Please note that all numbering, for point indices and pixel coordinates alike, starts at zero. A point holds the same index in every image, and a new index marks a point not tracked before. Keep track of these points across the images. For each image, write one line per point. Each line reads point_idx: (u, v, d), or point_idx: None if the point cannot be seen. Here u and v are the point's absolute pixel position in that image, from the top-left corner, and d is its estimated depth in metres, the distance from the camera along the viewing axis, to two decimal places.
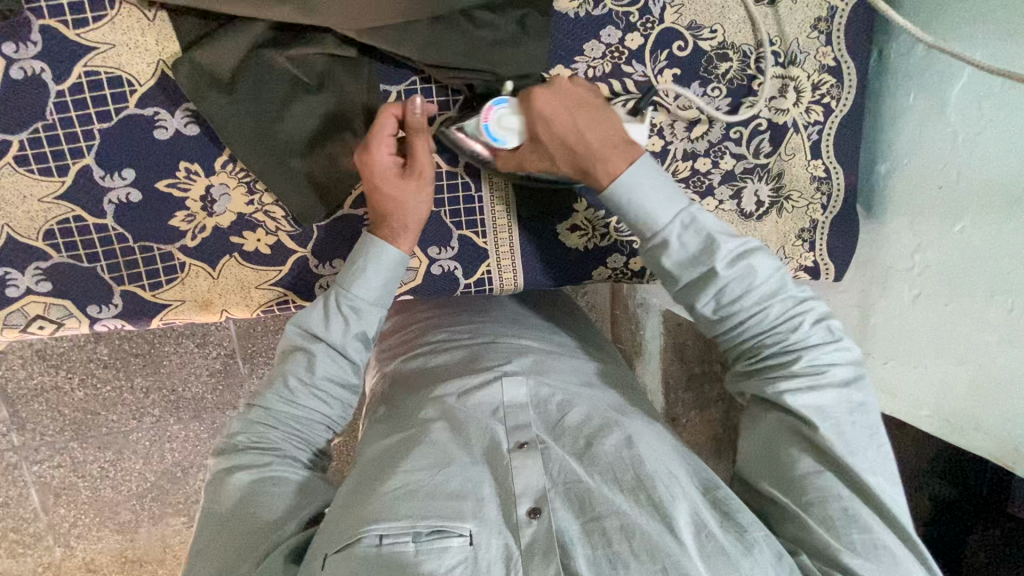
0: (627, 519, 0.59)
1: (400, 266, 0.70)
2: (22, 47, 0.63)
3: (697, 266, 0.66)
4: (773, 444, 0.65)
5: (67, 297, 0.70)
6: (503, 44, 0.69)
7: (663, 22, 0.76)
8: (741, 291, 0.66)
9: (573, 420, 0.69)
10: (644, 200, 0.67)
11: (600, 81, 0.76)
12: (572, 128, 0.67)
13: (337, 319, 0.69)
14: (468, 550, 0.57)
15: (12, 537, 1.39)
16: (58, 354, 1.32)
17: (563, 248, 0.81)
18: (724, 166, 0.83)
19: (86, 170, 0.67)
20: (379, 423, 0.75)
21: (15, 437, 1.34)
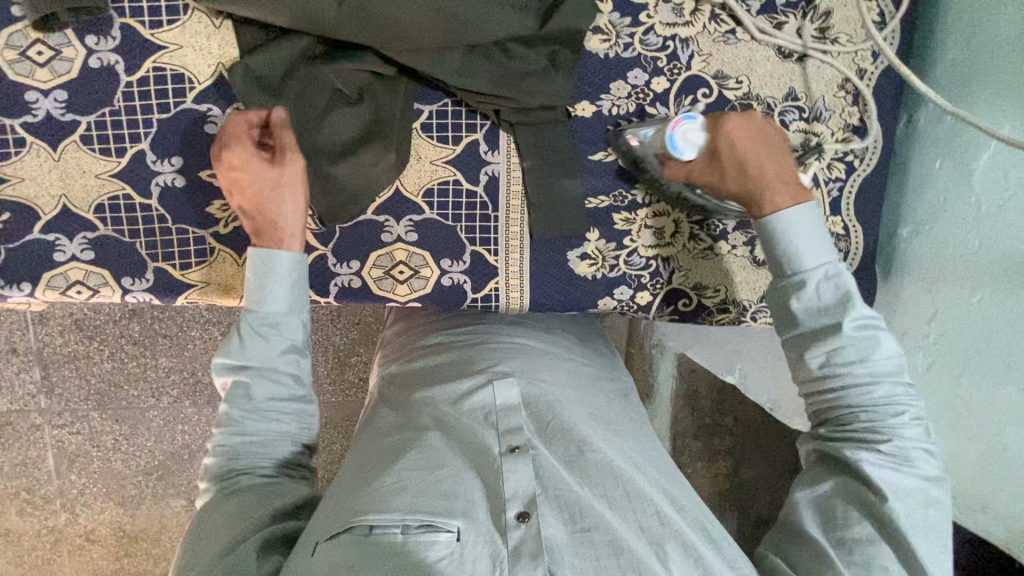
0: (613, 535, 0.60)
1: (302, 266, 0.70)
2: (103, 40, 0.70)
3: (825, 316, 0.66)
4: (831, 499, 0.64)
5: (105, 267, 0.75)
6: (528, 75, 0.74)
7: (689, 69, 0.79)
8: (854, 359, 0.65)
9: (564, 425, 0.70)
10: (801, 244, 0.68)
11: (623, 118, 0.79)
12: (755, 151, 0.71)
13: (258, 340, 0.68)
14: (455, 545, 0.58)
15: (23, 496, 1.46)
16: (95, 326, 1.39)
17: (571, 274, 0.83)
18: (740, 213, 0.84)
19: (141, 154, 0.73)
20: (378, 419, 0.77)
21: (42, 399, 1.41)
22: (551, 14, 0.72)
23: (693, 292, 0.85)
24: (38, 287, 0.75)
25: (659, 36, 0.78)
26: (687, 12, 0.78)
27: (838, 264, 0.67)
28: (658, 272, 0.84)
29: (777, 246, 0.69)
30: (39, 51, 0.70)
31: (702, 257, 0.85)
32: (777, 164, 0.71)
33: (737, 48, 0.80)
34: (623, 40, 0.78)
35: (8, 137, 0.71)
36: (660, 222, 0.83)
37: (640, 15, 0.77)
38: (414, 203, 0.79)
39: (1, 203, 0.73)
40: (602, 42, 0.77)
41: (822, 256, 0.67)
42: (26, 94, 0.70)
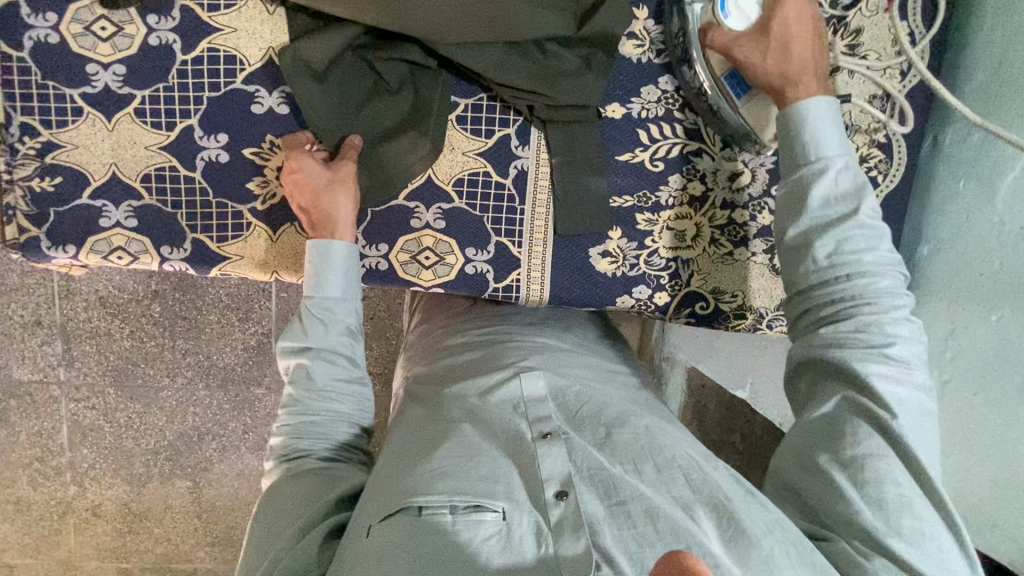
0: (650, 502, 0.60)
1: (355, 255, 0.76)
2: (163, 20, 0.74)
3: (839, 204, 0.68)
4: (835, 419, 0.65)
5: (146, 235, 0.79)
6: (563, 74, 0.76)
7: None
8: (856, 250, 0.66)
9: (589, 413, 0.72)
10: (823, 132, 0.69)
11: (652, 122, 0.82)
12: (801, 32, 0.70)
13: (317, 325, 0.74)
14: (502, 523, 0.59)
15: (36, 466, 1.49)
16: (118, 305, 1.43)
17: (592, 270, 0.85)
18: (761, 221, 0.85)
19: (189, 129, 0.77)
20: (410, 414, 0.79)
21: (63, 372, 1.45)
22: (589, 16, 0.75)
23: (710, 296, 0.87)
24: (81, 250, 0.78)
25: None
26: None
27: (847, 158, 0.69)
28: (677, 274, 0.86)
29: (795, 135, 0.70)
30: (103, 27, 0.74)
31: (722, 262, 0.86)
32: (817, 53, 0.71)
33: None
34: (656, 46, 0.80)
35: (67, 106, 0.75)
36: (681, 225, 0.84)
37: (674, 22, 0.80)
38: (444, 192, 0.81)
39: (55, 168, 0.76)
40: (636, 47, 0.80)
41: (837, 149, 0.69)
42: (87, 66, 0.74)
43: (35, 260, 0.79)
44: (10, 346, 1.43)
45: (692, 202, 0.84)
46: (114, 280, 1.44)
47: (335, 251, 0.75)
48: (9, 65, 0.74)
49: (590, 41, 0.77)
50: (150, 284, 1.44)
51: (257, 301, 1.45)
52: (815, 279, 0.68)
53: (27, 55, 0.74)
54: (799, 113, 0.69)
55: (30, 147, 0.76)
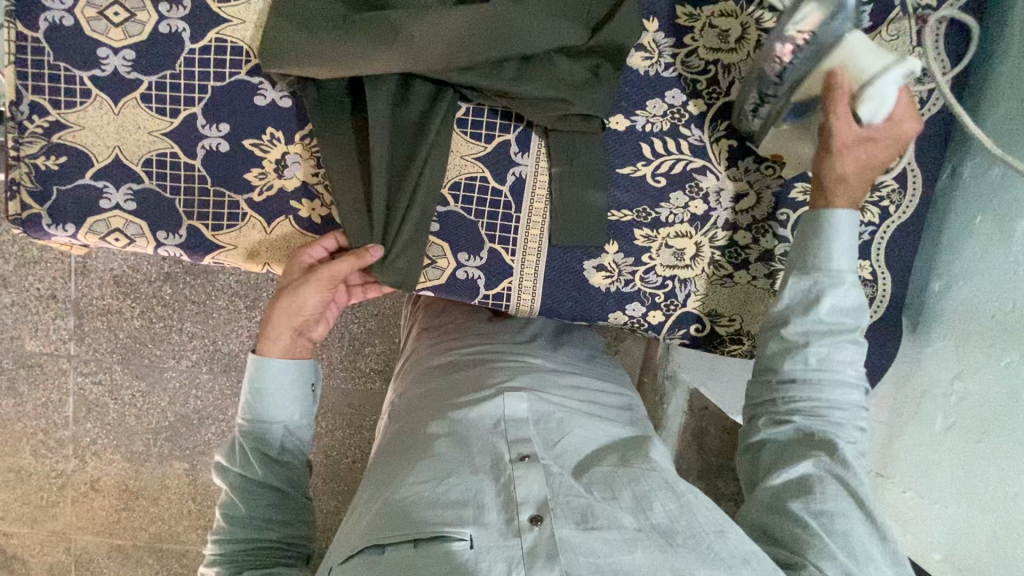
0: (628, 533, 0.58)
1: (301, 368, 0.80)
2: (174, 9, 0.75)
3: (844, 316, 0.69)
4: (801, 473, 0.66)
5: (144, 219, 0.79)
6: (570, 83, 0.76)
7: (728, 95, 0.79)
8: (844, 361, 0.69)
9: (569, 445, 0.71)
10: (844, 244, 0.69)
11: (656, 136, 0.80)
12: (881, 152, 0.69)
13: (256, 432, 0.77)
14: (471, 552, 0.56)
15: (40, 437, 1.53)
16: (131, 284, 1.46)
17: (586, 284, 0.83)
18: (764, 245, 0.83)
19: (193, 117, 0.77)
20: (394, 435, 0.79)
21: (72, 347, 1.48)
22: (600, 26, 0.74)
23: (707, 319, 0.84)
24: (80, 230, 0.79)
25: (702, 59, 0.78)
26: (733, 39, 0.78)
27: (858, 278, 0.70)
28: (674, 293, 0.83)
29: (815, 238, 0.70)
30: (116, 12, 0.75)
31: (721, 284, 0.83)
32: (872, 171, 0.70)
33: None
34: (665, 60, 0.78)
35: (77, 88, 0.77)
36: (681, 243, 0.82)
37: (685, 36, 0.78)
38: (440, 194, 0.80)
39: (62, 147, 0.78)
40: (644, 59, 0.78)
41: (849, 266, 0.69)
42: (99, 50, 0.76)
43: (33, 235, 0.80)
44: (25, 318, 1.47)
45: (693, 221, 0.82)
46: (129, 260, 1.47)
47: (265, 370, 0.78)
48: (24, 45, 0.76)
49: (599, 51, 0.76)
50: (163, 267, 1.47)
51: (264, 290, 1.46)
52: (803, 378, 0.69)
53: (42, 36, 0.75)
54: (830, 219, 0.69)
55: (39, 125, 0.77)
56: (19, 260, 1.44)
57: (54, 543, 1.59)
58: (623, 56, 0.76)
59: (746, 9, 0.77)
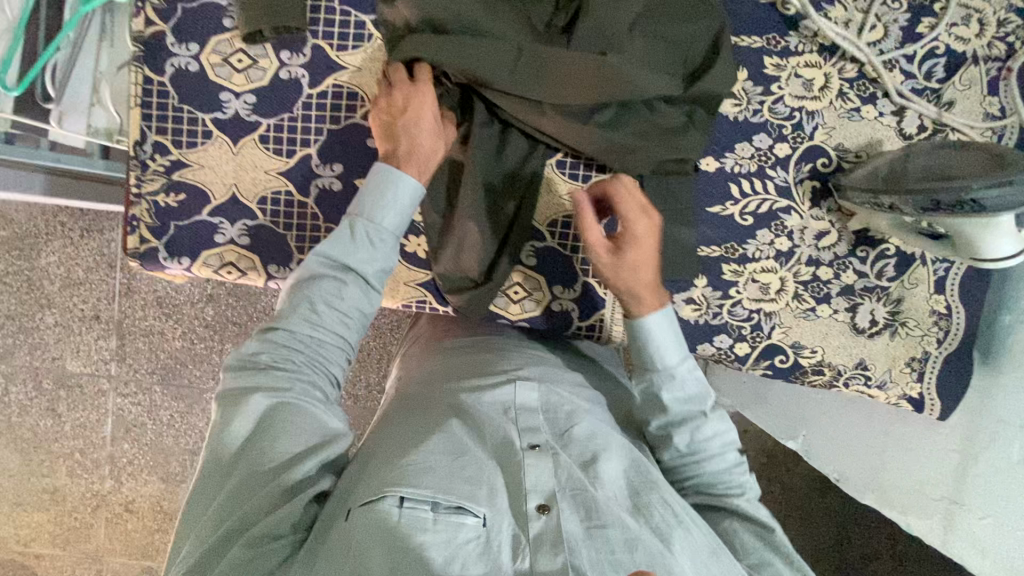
0: (630, 533, 0.61)
1: (417, 197, 0.74)
2: (295, 56, 0.79)
3: (688, 404, 0.74)
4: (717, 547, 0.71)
5: (256, 253, 0.83)
6: (671, 131, 0.80)
7: (812, 139, 0.84)
8: (704, 436, 0.74)
9: (578, 434, 0.72)
10: (660, 336, 0.74)
11: (744, 177, 0.84)
12: (646, 250, 0.74)
13: (360, 246, 0.71)
14: (482, 529, 0.60)
15: (75, 458, 1.55)
16: (173, 305, 1.49)
17: (675, 316, 0.87)
18: (844, 280, 0.87)
19: (308, 157, 0.81)
20: (404, 408, 0.79)
21: (113, 367, 1.51)
22: (700, 77, 0.79)
23: (790, 350, 0.88)
24: (195, 263, 0.83)
25: (787, 106, 0.83)
26: (817, 87, 0.82)
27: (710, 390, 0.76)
28: (759, 325, 0.87)
29: (642, 344, 0.75)
30: (240, 59, 0.79)
31: (803, 316, 0.87)
32: (642, 271, 0.74)
33: (859, 125, 0.83)
34: (753, 106, 0.83)
35: (199, 129, 0.81)
36: (766, 278, 0.86)
37: (772, 85, 0.82)
38: (538, 231, 0.85)
39: (181, 185, 0.82)
40: (734, 106, 0.83)
41: (677, 361, 0.74)
42: (222, 94, 0.80)
43: (149, 268, 0.84)
44: (67, 338, 1.50)
45: (777, 257, 0.86)
46: (171, 282, 1.50)
47: (405, 186, 0.72)
48: (150, 88, 0.79)
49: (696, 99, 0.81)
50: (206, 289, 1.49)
51: None
52: (676, 460, 0.75)
53: (167, 80, 0.79)
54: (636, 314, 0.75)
55: (160, 164, 0.81)
56: (65, 281, 1.47)
57: (86, 564, 1.60)
58: (717, 104, 0.81)
59: (829, 60, 0.82)
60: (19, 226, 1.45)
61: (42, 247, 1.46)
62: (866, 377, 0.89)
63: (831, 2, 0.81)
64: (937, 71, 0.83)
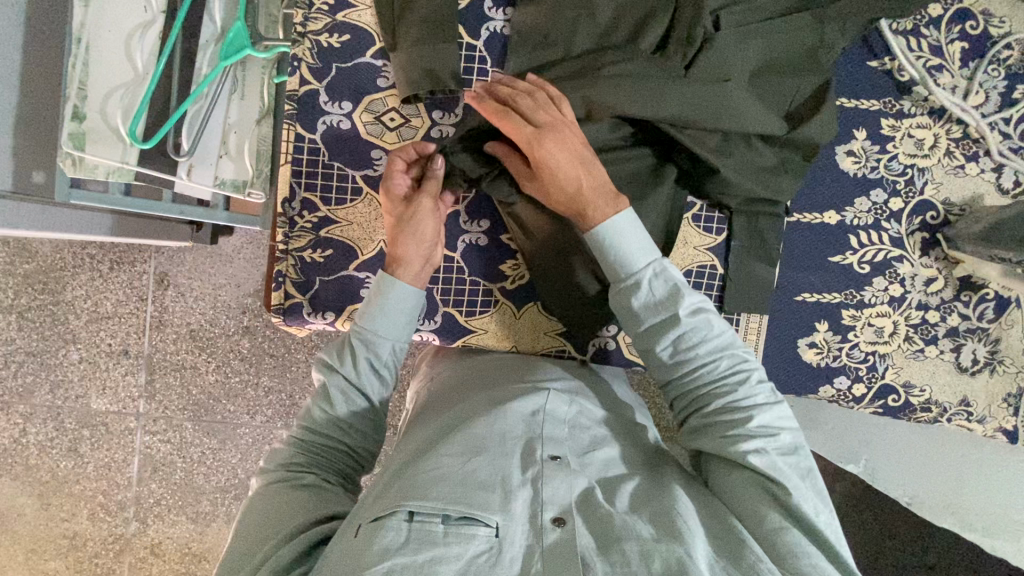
0: (647, 544, 0.54)
1: (417, 299, 0.73)
2: (447, 115, 0.82)
3: (660, 311, 0.67)
4: (738, 494, 0.61)
5: None
6: (767, 171, 0.83)
7: (922, 194, 0.90)
8: (694, 339, 0.66)
9: (599, 458, 0.65)
10: (626, 247, 0.68)
11: (861, 229, 0.90)
12: (567, 166, 0.70)
13: (351, 352, 0.70)
14: (494, 541, 0.53)
15: (98, 500, 1.42)
16: (208, 338, 1.41)
17: (798, 359, 0.92)
18: (949, 322, 0.93)
19: (456, 214, 0.84)
20: (419, 424, 0.73)
21: (142, 404, 1.41)
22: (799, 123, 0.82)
23: (902, 389, 0.93)
24: (340, 318, 0.82)
25: (901, 163, 0.89)
26: (927, 146, 0.89)
27: (700, 296, 0.67)
28: (875, 366, 0.92)
29: (605, 252, 0.69)
30: (392, 118, 0.81)
31: (913, 356, 0.93)
32: (589, 177, 0.71)
33: (963, 180, 0.90)
34: (870, 163, 0.89)
35: (348, 186, 0.81)
36: (881, 322, 0.92)
37: (887, 144, 0.89)
38: None
39: (328, 240, 0.82)
40: (854, 163, 0.89)
41: (642, 261, 0.68)
42: (372, 152, 0.81)
43: (290, 323, 0.83)
44: (93, 374, 1.41)
45: (891, 302, 0.92)
46: (206, 314, 1.42)
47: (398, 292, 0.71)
48: (301, 145, 0.80)
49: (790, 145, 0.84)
50: (241, 319, 1.42)
51: None
52: (686, 369, 0.67)
53: (318, 137, 0.80)
54: (605, 234, 0.68)
55: (307, 221, 0.81)
56: (91, 315, 1.40)
57: None
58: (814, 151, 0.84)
59: (938, 122, 0.89)
60: (44, 259, 1.38)
61: (69, 280, 1.39)
62: (968, 412, 0.95)
63: (941, 69, 0.88)
64: None
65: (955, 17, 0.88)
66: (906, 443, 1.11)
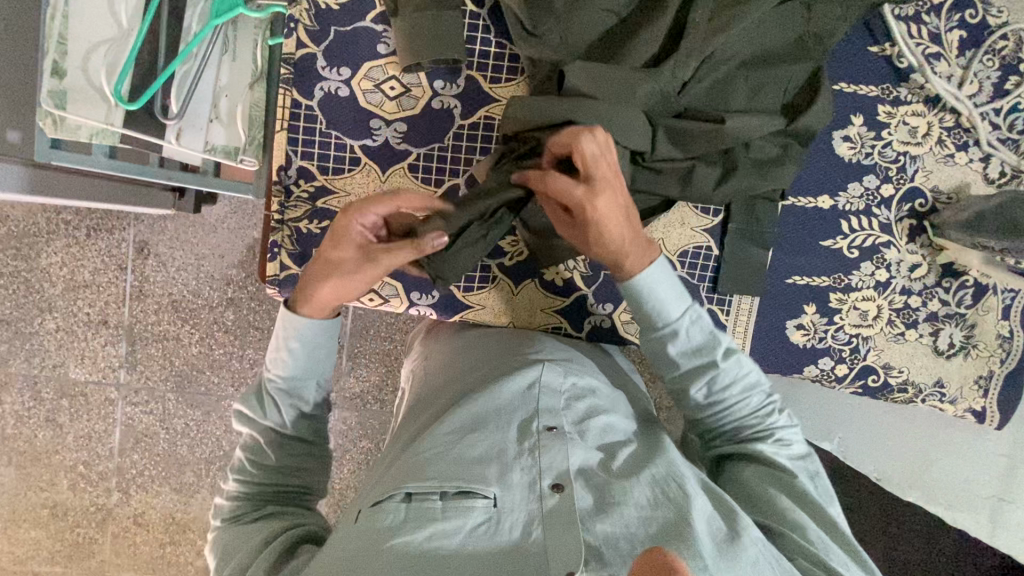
0: (644, 510, 0.56)
1: (331, 328, 0.71)
2: (449, 85, 0.80)
3: (698, 356, 0.69)
4: (756, 487, 0.66)
5: (400, 281, 0.85)
6: (767, 164, 0.83)
7: (912, 181, 0.92)
8: (729, 378, 0.69)
9: (596, 425, 0.66)
10: (664, 293, 0.68)
11: (853, 215, 0.92)
12: (613, 219, 0.66)
13: (271, 399, 0.70)
14: (492, 511, 0.55)
15: (80, 470, 1.40)
16: (192, 309, 1.38)
17: (786, 340, 0.94)
18: (930, 308, 0.96)
19: (455, 188, 0.83)
20: (418, 406, 0.73)
21: (123, 374, 1.39)
22: (798, 115, 0.82)
23: (882, 370, 0.97)
24: None
25: (894, 151, 0.91)
26: (920, 134, 0.91)
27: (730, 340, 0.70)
28: (857, 349, 0.96)
29: (640, 304, 0.69)
30: (392, 86, 0.79)
31: (894, 340, 0.96)
32: (629, 242, 0.68)
33: (952, 169, 0.92)
34: (865, 149, 0.91)
35: (346, 156, 0.80)
36: (866, 306, 0.94)
37: (883, 130, 0.90)
38: (671, 261, 0.90)
39: (325, 212, 0.81)
40: (849, 149, 0.91)
41: (680, 309, 0.69)
42: (372, 121, 0.80)
43: (286, 295, 0.82)
44: (71, 344, 1.37)
45: (877, 287, 0.94)
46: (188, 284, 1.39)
47: (303, 327, 0.69)
48: (298, 112, 0.79)
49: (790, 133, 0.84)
50: (225, 290, 1.39)
51: None
52: (717, 403, 0.70)
53: (316, 104, 0.79)
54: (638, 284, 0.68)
55: (304, 191, 0.80)
56: (68, 284, 1.36)
57: None
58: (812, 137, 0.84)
59: (932, 110, 0.91)
60: (17, 225, 1.33)
61: (44, 247, 1.34)
62: (941, 393, 0.99)
63: (939, 58, 0.89)
64: (1020, 122, 0.91)
65: (955, 5, 0.88)
66: (878, 421, 1.15)
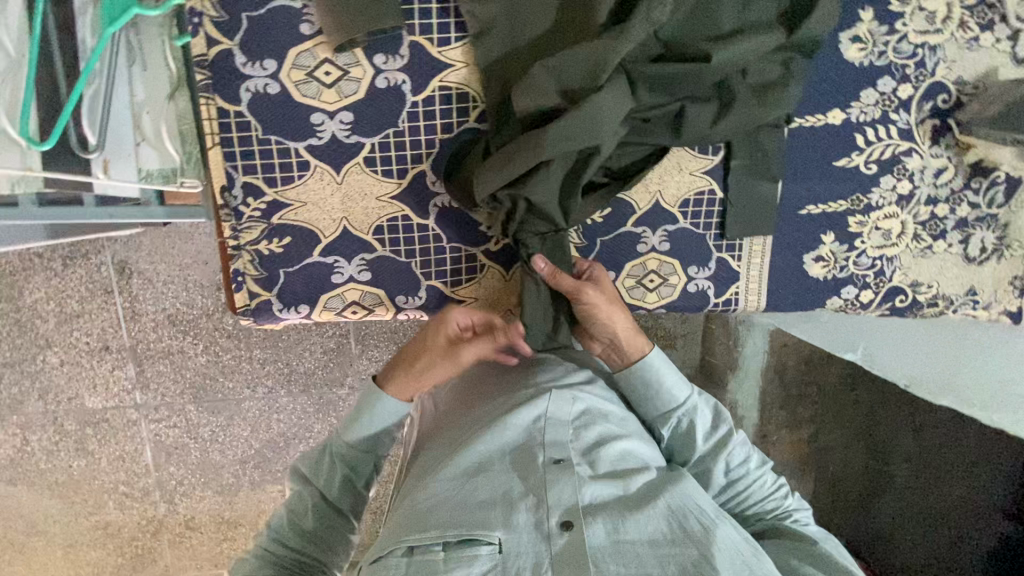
0: (659, 547, 0.54)
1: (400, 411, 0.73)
2: (392, 58, 0.69)
3: (711, 433, 0.72)
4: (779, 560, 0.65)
5: (381, 287, 0.77)
6: (765, 87, 0.73)
7: (933, 76, 0.81)
8: (742, 455, 0.72)
9: (610, 454, 0.62)
10: (671, 377, 0.72)
11: (868, 125, 0.82)
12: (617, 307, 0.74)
13: (327, 464, 0.71)
14: (496, 559, 0.53)
15: (122, 490, 1.41)
16: (190, 320, 1.33)
17: (805, 275, 0.88)
18: (959, 214, 0.87)
19: (421, 175, 0.74)
20: (426, 445, 0.70)
21: (139, 395, 1.36)
22: (798, 23, 0.70)
23: (910, 289, 0.90)
24: (314, 309, 0.77)
25: (910, 44, 0.79)
26: (938, 19, 0.79)
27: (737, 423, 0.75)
28: (882, 271, 0.89)
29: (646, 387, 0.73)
30: (327, 71, 0.69)
31: (922, 255, 0.88)
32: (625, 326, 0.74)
33: (978, 54, 0.81)
34: (877, 48, 0.79)
35: (292, 162, 0.71)
36: (888, 224, 0.86)
37: (895, 22, 0.79)
38: (671, 214, 0.82)
39: (284, 227, 0.74)
40: (859, 51, 0.79)
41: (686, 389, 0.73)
42: (313, 116, 0.70)
43: (263, 322, 0.77)
44: (79, 374, 1.34)
45: (899, 202, 0.85)
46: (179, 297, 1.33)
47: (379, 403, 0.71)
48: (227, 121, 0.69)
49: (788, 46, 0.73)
50: (218, 295, 1.34)
51: None
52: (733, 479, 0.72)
53: (245, 108, 0.69)
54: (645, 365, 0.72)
55: (255, 209, 0.72)
56: (58, 316, 1.30)
57: None
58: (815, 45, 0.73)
59: None
60: None
61: (24, 284, 1.28)
62: (974, 302, 0.92)
63: None
64: None
65: None
66: (905, 332, 1.10)
